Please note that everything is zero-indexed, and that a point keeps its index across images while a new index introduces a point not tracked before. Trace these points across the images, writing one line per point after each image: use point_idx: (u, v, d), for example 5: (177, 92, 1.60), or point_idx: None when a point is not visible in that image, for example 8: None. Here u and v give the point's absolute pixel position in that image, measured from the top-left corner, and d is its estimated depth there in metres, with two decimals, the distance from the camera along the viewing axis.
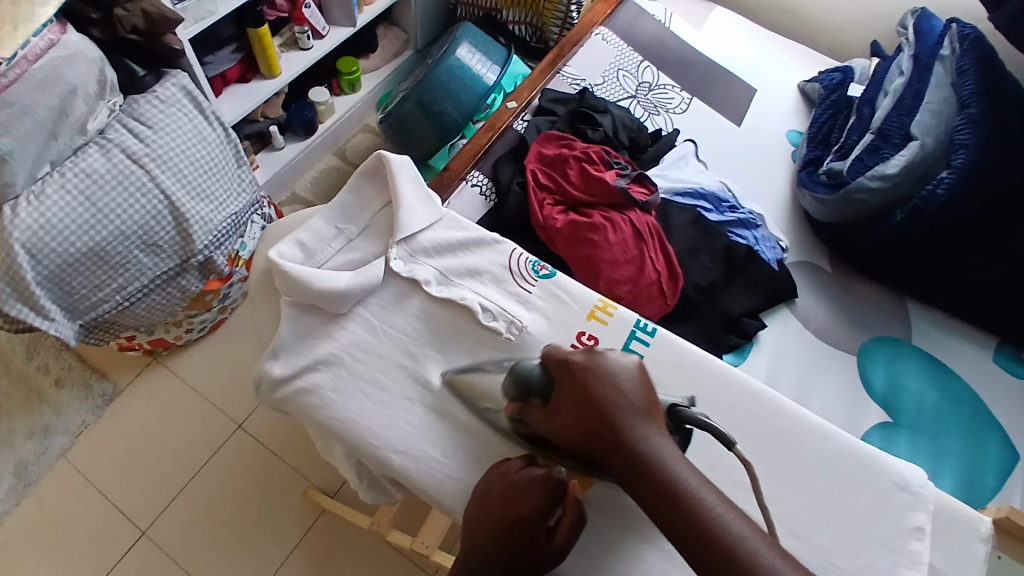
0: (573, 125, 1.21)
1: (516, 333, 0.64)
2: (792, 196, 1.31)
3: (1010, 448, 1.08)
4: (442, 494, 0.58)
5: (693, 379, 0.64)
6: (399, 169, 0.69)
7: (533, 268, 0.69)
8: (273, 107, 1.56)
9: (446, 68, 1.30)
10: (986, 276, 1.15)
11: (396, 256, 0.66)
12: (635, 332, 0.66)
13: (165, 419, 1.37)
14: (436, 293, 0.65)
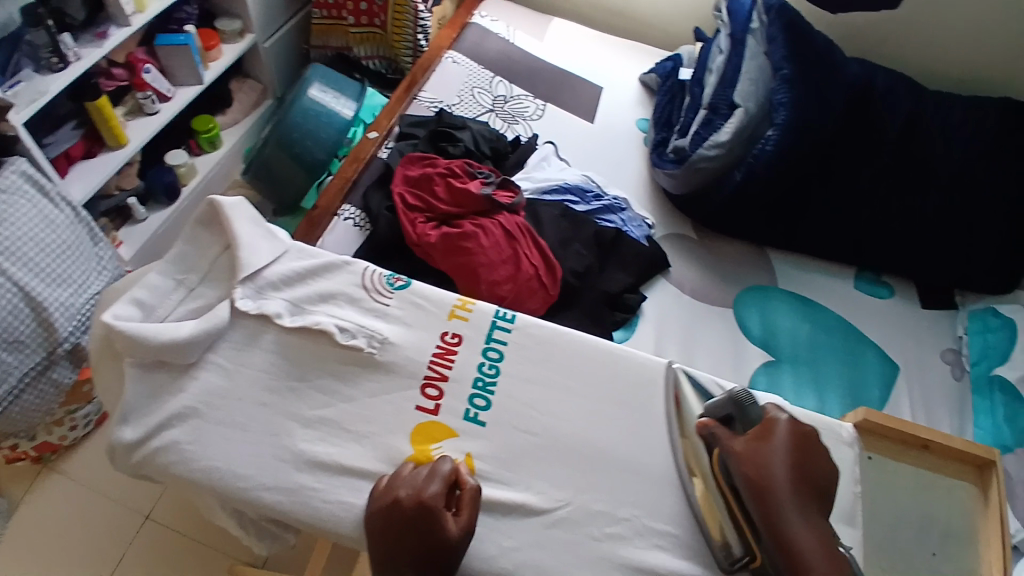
0: (434, 144, 1.25)
1: (378, 347, 0.67)
2: (649, 177, 1.41)
3: (886, 363, 1.22)
4: (324, 519, 0.59)
5: (553, 353, 0.71)
6: (234, 210, 0.70)
7: (386, 281, 0.72)
8: (127, 177, 1.51)
9: (301, 110, 1.31)
10: (819, 216, 1.31)
11: (242, 295, 0.67)
12: (496, 321, 0.72)
13: (68, 526, 1.25)
14: (290, 324, 0.67)
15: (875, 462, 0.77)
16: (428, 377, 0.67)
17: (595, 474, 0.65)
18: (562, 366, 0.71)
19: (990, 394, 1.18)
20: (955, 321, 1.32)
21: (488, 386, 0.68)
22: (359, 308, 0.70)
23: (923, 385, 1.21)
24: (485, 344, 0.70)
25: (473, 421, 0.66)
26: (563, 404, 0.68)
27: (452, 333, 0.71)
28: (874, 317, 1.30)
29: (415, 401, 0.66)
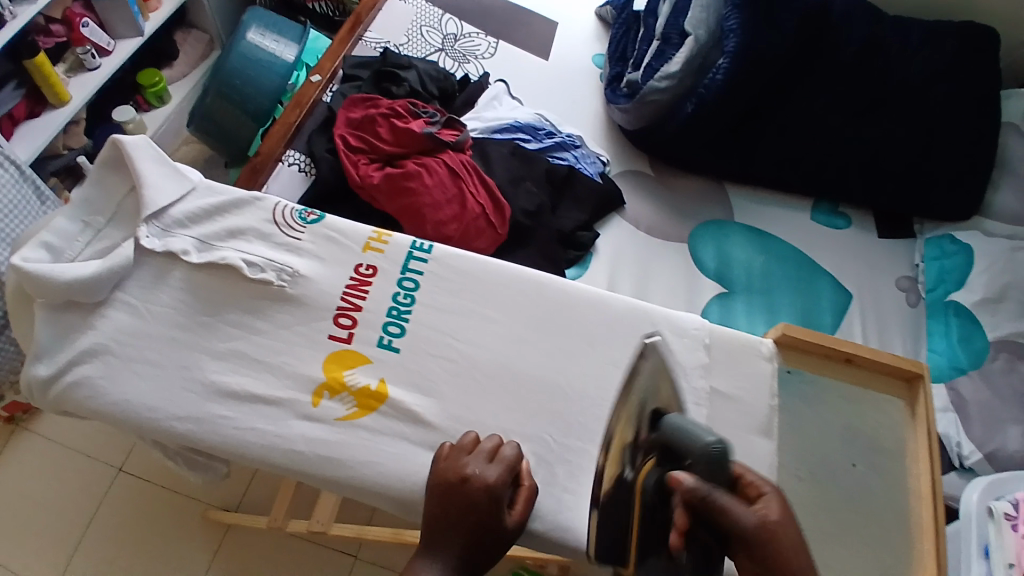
0: (378, 85, 1.21)
1: (288, 280, 0.70)
2: (605, 114, 1.39)
3: (840, 291, 1.23)
4: (244, 450, 0.62)
5: (479, 281, 0.72)
6: (136, 150, 0.73)
7: (299, 216, 0.74)
8: (74, 136, 1.46)
9: (239, 55, 1.27)
10: (775, 147, 1.30)
11: (148, 233, 0.70)
12: (411, 252, 0.73)
13: (47, 481, 1.28)
14: (196, 261, 0.69)
15: (795, 375, 0.81)
16: (341, 308, 0.69)
17: (513, 392, 0.67)
18: (482, 292, 0.72)
19: (944, 317, 1.19)
20: (912, 249, 1.32)
21: (403, 315, 0.70)
22: (268, 243, 0.72)
23: (875, 310, 1.22)
24: (400, 274, 0.72)
25: (386, 348, 0.68)
26: (482, 329, 0.70)
27: (367, 265, 0.72)
28: (838, 243, 1.30)
29: (330, 330, 0.68)
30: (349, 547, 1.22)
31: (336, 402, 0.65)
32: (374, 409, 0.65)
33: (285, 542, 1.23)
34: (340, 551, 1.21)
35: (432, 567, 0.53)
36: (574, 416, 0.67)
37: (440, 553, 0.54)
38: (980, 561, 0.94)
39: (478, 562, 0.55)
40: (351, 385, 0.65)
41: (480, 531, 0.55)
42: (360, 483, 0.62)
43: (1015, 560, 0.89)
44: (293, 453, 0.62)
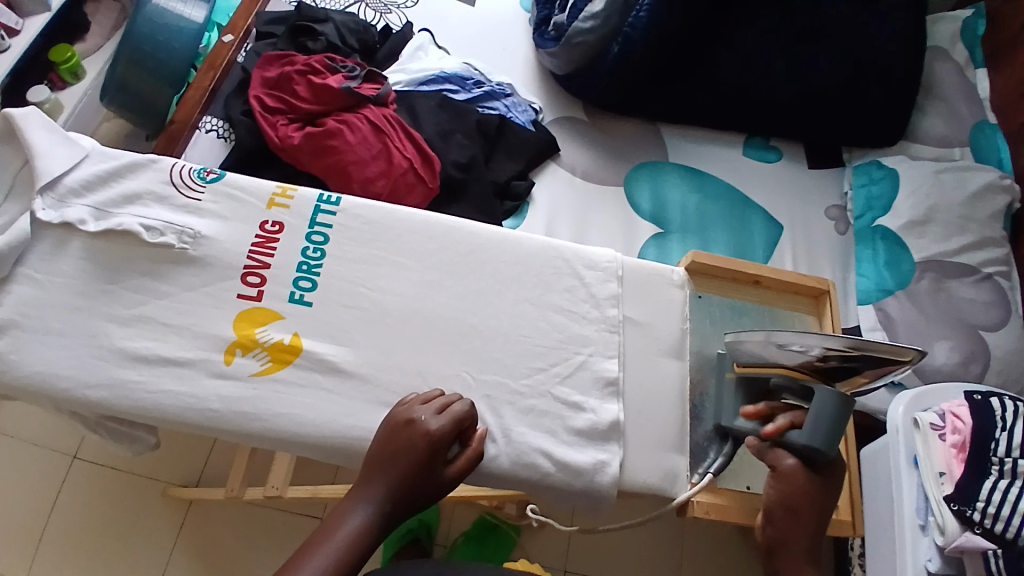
0: (294, 40, 1.16)
1: (190, 241, 0.68)
2: (535, 60, 1.36)
3: (771, 223, 1.26)
4: (169, 412, 0.63)
5: (393, 231, 0.73)
6: (26, 120, 0.70)
7: (198, 175, 0.72)
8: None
9: (145, 19, 1.19)
10: (705, 83, 1.30)
11: (41, 205, 0.67)
12: (318, 206, 0.72)
13: (0, 475, 1.26)
14: (93, 229, 0.67)
15: (705, 300, 0.78)
16: (248, 267, 0.69)
17: (433, 336, 0.68)
18: (393, 239, 0.72)
19: (872, 242, 1.23)
20: (842, 178, 1.34)
21: (313, 270, 0.69)
22: (168, 206, 0.70)
23: (808, 239, 1.26)
24: (308, 230, 0.71)
25: (298, 303, 0.68)
26: (399, 278, 0.70)
27: (271, 222, 0.71)
28: (774, 177, 1.32)
29: (238, 289, 0.67)
30: (314, 510, 1.24)
31: (250, 359, 0.65)
32: (287, 364, 0.65)
33: (251, 512, 1.24)
34: (304, 514, 1.23)
35: (362, 511, 0.57)
36: (497, 355, 0.68)
37: (368, 498, 0.57)
38: (910, 471, 0.89)
39: (406, 508, 0.58)
40: (262, 342, 0.65)
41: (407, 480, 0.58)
42: (285, 434, 0.63)
43: (946, 468, 0.84)
44: (214, 411, 0.63)
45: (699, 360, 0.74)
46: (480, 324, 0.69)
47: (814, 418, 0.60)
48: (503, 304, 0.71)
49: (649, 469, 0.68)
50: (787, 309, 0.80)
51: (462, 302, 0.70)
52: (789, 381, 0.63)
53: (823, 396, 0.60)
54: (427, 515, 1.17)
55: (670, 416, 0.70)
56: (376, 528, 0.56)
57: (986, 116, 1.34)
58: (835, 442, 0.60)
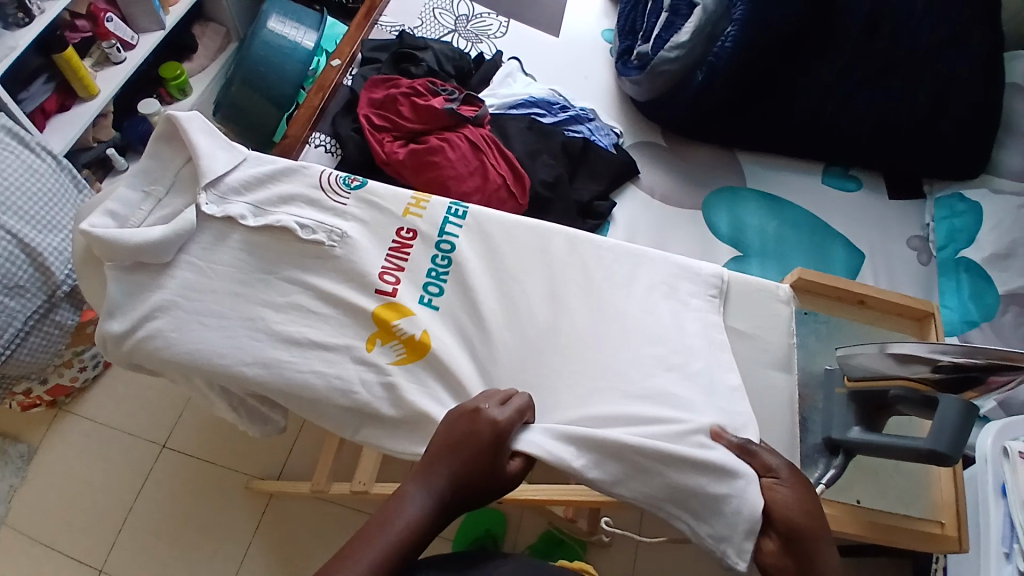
0: (397, 66, 1.26)
1: (338, 240, 0.76)
2: (615, 88, 1.42)
3: (852, 251, 1.25)
4: (306, 391, 0.68)
5: (523, 239, 0.79)
6: (188, 122, 0.77)
7: (344, 183, 0.81)
8: (103, 128, 1.48)
9: (261, 43, 1.31)
10: (788, 111, 1.32)
11: (206, 201, 0.76)
12: (448, 219, 0.79)
13: (90, 458, 1.28)
14: (253, 224, 0.76)
15: (811, 316, 0.83)
16: (386, 267, 0.76)
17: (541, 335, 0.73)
18: (516, 245, 0.79)
19: (955, 274, 1.21)
20: (923, 209, 1.33)
21: (441, 276, 0.76)
22: (316, 208, 0.78)
23: (889, 269, 1.24)
24: (438, 237, 0.78)
25: (427, 305, 0.74)
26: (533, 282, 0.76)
27: (408, 228, 0.79)
28: (854, 205, 1.32)
29: (376, 284, 0.74)
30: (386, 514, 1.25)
31: (388, 350, 0.71)
32: (424, 354, 0.70)
33: (329, 511, 1.25)
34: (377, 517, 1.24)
35: (418, 498, 0.55)
36: (606, 356, 0.72)
37: (425, 485, 0.56)
38: (998, 500, 0.87)
39: (463, 500, 0.56)
40: (399, 334, 0.71)
41: (466, 465, 0.56)
42: (409, 415, 0.68)
43: None
44: (350, 391, 0.68)
45: (807, 375, 0.79)
46: (592, 327, 0.74)
47: (942, 421, 0.62)
48: (615, 310, 0.75)
49: None
50: (884, 328, 0.84)
51: (577, 308, 0.75)
52: (910, 392, 0.66)
53: (949, 401, 0.63)
54: (494, 525, 1.19)
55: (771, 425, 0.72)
56: (430, 517, 0.54)
57: None
58: (957, 446, 0.62)
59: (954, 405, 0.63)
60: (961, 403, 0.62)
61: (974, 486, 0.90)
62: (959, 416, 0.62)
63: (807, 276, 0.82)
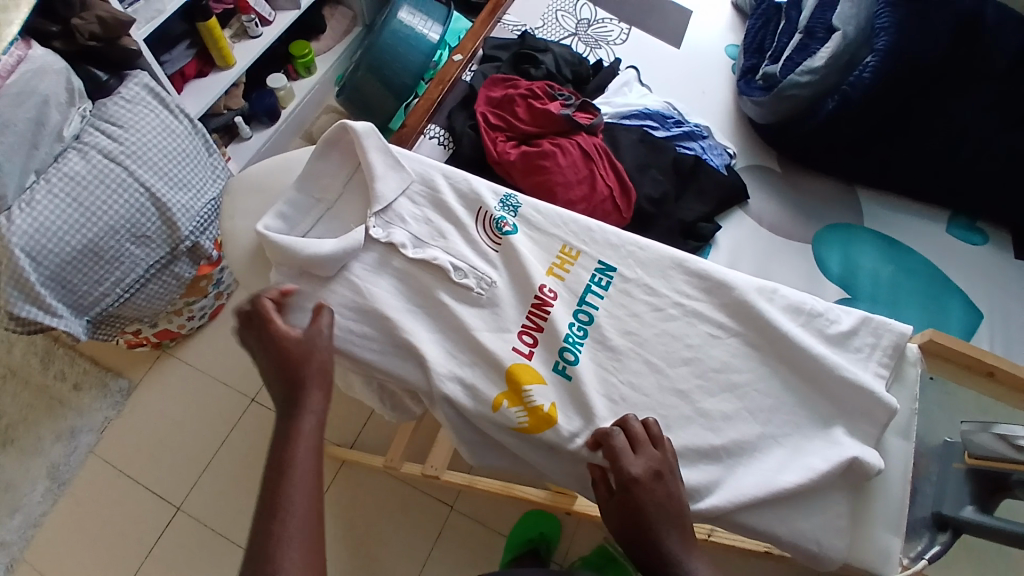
0: (517, 66, 1.27)
1: (487, 289, 0.69)
2: (733, 106, 1.37)
3: (972, 308, 1.14)
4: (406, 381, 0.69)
5: (670, 275, 0.72)
6: (366, 137, 0.74)
7: (497, 224, 0.73)
8: (233, 97, 1.58)
9: (389, 32, 1.36)
10: (925, 149, 1.22)
11: (373, 223, 0.71)
12: (590, 287, 0.71)
13: (184, 403, 1.39)
14: (412, 255, 0.70)
15: (936, 383, 0.79)
16: (524, 326, 0.68)
17: (667, 376, 0.67)
18: (661, 277, 0.72)
19: None
20: None
21: (578, 344, 0.68)
22: (474, 249, 0.72)
23: (1013, 333, 1.13)
24: (577, 306, 0.70)
25: (560, 374, 0.66)
26: (688, 328, 0.69)
27: (549, 287, 0.70)
28: (984, 259, 1.20)
29: (512, 342, 0.67)
30: (446, 497, 1.28)
31: (513, 413, 0.64)
32: (546, 429, 0.63)
33: (394, 487, 1.30)
34: (437, 500, 1.28)
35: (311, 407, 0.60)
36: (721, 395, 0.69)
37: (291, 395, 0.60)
38: None
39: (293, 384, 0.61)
40: (526, 401, 0.64)
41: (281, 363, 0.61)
42: None
43: None
44: None
45: (924, 445, 0.73)
46: (749, 410, 0.66)
47: None
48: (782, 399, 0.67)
49: (865, 549, 0.63)
50: (1009, 407, 0.79)
51: (747, 382, 0.67)
52: None
53: None
54: (548, 529, 1.22)
55: (889, 496, 0.65)
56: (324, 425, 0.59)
57: None
58: None
59: None
60: None
61: None
62: None
63: (939, 339, 0.78)
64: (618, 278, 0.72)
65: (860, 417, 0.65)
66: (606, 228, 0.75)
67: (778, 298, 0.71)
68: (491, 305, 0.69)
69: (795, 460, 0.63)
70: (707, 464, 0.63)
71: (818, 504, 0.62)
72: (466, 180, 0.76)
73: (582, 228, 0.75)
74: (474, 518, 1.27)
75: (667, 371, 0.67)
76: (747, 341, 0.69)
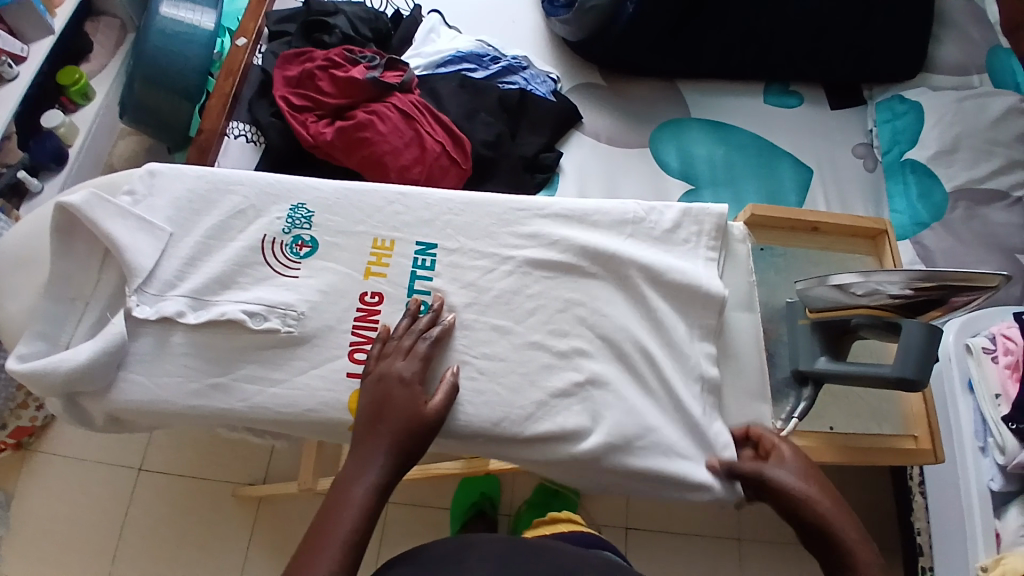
0: (309, 36, 1.16)
1: (295, 323, 0.64)
2: (545, 28, 1.35)
3: (798, 166, 1.23)
4: (260, 409, 0.63)
5: (493, 229, 0.70)
6: (90, 208, 0.62)
7: (290, 250, 0.68)
8: (8, 151, 1.34)
9: (156, 32, 1.17)
10: (726, 30, 1.27)
11: (137, 302, 0.63)
12: (414, 274, 0.68)
13: (63, 498, 1.22)
14: (196, 321, 0.63)
15: (767, 252, 0.84)
16: (354, 343, 0.65)
17: (520, 328, 0.67)
18: (485, 236, 0.70)
19: (902, 175, 1.20)
20: (864, 115, 1.29)
21: None
22: (271, 285, 0.66)
23: (840, 180, 1.23)
24: (407, 297, 0.67)
25: None
26: (524, 279, 0.68)
27: (371, 293, 0.67)
28: (805, 119, 1.29)
29: (346, 367, 0.64)
30: None
31: None
32: None
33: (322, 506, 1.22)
34: None
35: None
36: None
37: None
38: (965, 396, 0.96)
39: None
40: None
41: None
42: None
43: (1001, 390, 0.91)
44: (303, 412, 0.63)
45: (770, 309, 0.79)
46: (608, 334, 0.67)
47: (907, 347, 0.64)
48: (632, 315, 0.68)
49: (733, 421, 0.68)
50: (840, 252, 0.87)
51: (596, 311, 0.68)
52: (872, 321, 0.68)
53: (911, 325, 0.64)
54: (488, 488, 1.22)
55: (749, 368, 0.70)
56: None
57: (997, 42, 1.30)
58: (923, 371, 0.64)
59: (917, 330, 0.64)
60: (921, 325, 0.64)
61: (941, 380, 1.00)
62: (922, 341, 0.64)
63: (761, 212, 0.84)
64: (441, 254, 0.69)
65: (700, 312, 0.68)
66: (421, 196, 0.71)
67: (606, 224, 0.70)
68: (316, 313, 0.65)
69: (653, 366, 0.66)
70: (581, 396, 0.65)
71: (687, 398, 0.66)
72: (238, 210, 0.69)
73: (387, 216, 0.70)
74: (413, 503, 1.23)
75: (521, 321, 0.67)
76: (584, 270, 0.68)
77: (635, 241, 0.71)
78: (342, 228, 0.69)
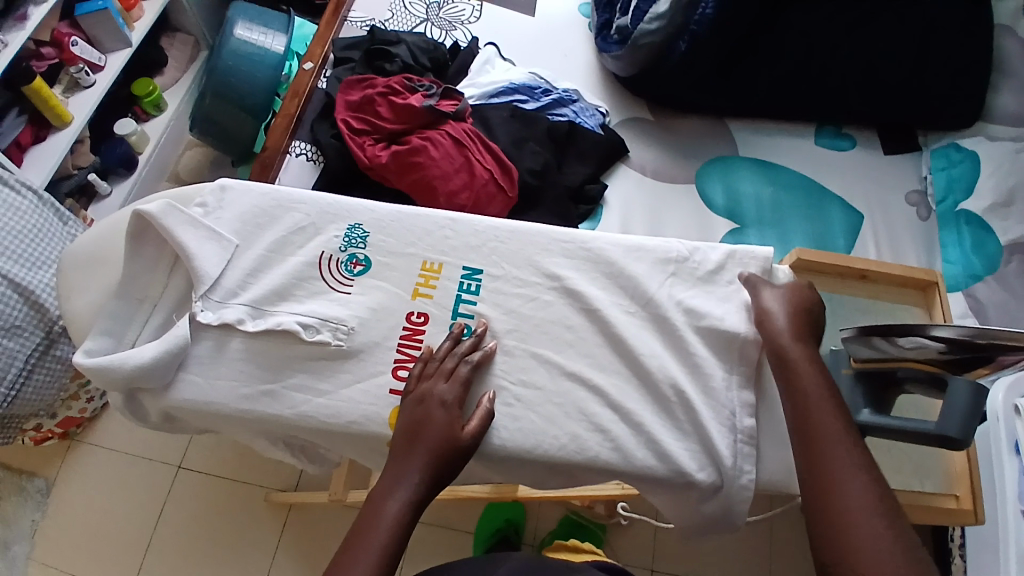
0: (371, 64, 1.22)
1: (345, 338, 0.67)
2: (597, 64, 1.38)
3: (848, 210, 1.21)
4: (305, 418, 0.66)
5: (536, 258, 0.72)
6: (166, 217, 0.67)
7: (345, 267, 0.71)
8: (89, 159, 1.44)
9: (228, 53, 1.27)
10: (780, 71, 1.27)
11: (201, 307, 0.67)
12: (460, 298, 0.70)
13: (107, 488, 1.28)
14: (253, 329, 0.67)
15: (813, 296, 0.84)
16: (398, 361, 0.67)
17: (559, 357, 0.68)
18: (529, 264, 0.72)
19: (957, 226, 1.17)
20: (918, 161, 1.27)
21: None
22: (325, 300, 0.69)
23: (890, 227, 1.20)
24: (451, 319, 0.69)
25: None
26: (566, 310, 0.70)
27: (417, 313, 0.69)
28: (856, 162, 1.27)
29: (390, 384, 0.66)
30: None
31: None
32: None
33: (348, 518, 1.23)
34: None
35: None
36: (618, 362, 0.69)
37: None
38: (1011, 457, 0.90)
39: None
40: None
41: None
42: None
43: None
44: (343, 425, 0.65)
45: None
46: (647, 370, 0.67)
47: (952, 406, 0.62)
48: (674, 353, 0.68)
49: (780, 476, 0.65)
50: (887, 301, 0.85)
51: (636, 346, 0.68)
52: (917, 374, 0.66)
53: (959, 384, 0.62)
54: (513, 514, 1.22)
55: None
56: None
57: None
58: (970, 431, 0.62)
59: (964, 389, 0.62)
60: (969, 385, 0.61)
61: (987, 440, 0.95)
62: (970, 401, 0.61)
63: (807, 256, 0.83)
64: (486, 280, 0.71)
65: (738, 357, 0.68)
66: (470, 224, 0.74)
67: (648, 260, 0.71)
68: (364, 329, 0.68)
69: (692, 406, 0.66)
70: (615, 431, 0.65)
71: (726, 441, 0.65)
72: (298, 227, 0.73)
73: (436, 240, 0.73)
74: (436, 523, 1.24)
75: (561, 351, 0.68)
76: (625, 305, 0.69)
77: (677, 279, 0.71)
78: (394, 249, 0.72)
